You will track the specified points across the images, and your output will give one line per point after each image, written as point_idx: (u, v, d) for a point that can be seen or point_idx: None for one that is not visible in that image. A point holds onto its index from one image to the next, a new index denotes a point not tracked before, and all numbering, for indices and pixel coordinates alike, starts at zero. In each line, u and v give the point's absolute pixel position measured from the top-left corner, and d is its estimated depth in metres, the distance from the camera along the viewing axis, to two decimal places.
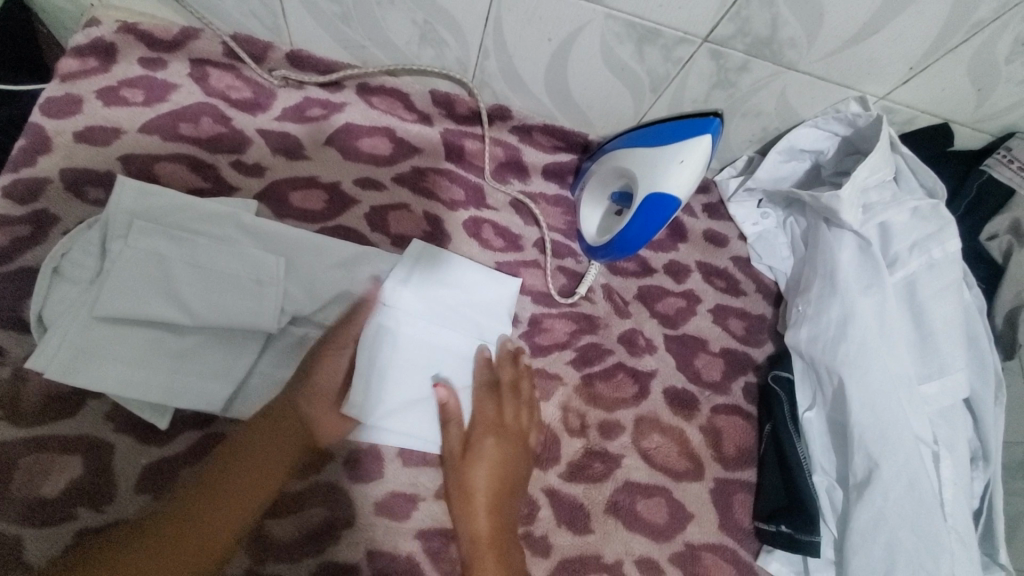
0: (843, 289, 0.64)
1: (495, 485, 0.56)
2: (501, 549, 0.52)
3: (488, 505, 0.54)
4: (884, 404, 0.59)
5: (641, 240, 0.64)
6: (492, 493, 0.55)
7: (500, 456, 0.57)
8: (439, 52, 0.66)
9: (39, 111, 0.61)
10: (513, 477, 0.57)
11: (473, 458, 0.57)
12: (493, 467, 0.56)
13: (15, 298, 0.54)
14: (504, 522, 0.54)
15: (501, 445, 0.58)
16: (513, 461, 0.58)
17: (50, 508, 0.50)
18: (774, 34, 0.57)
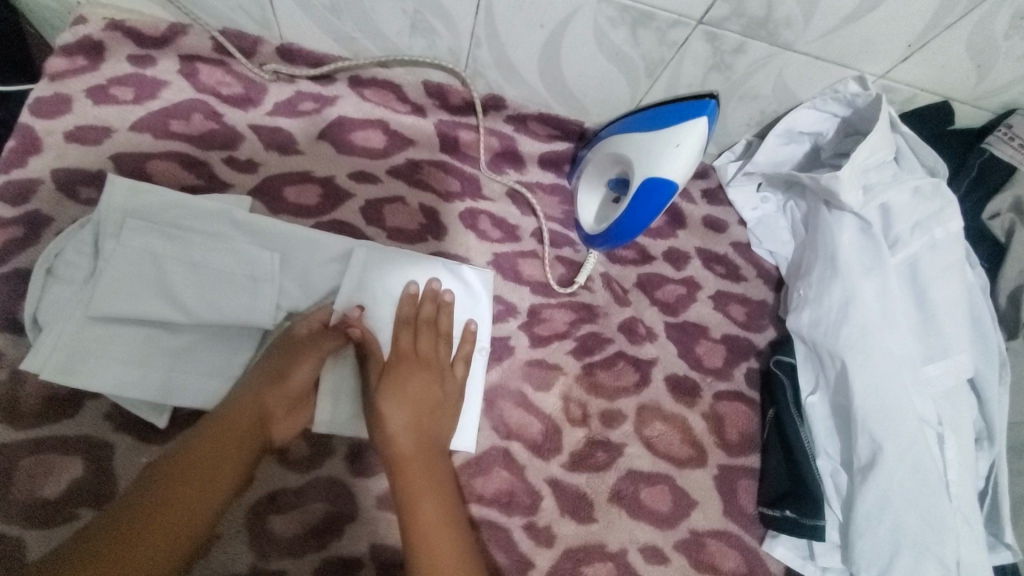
0: (844, 271, 0.63)
1: (418, 409, 0.55)
2: (430, 461, 0.53)
3: (408, 427, 0.53)
4: (888, 386, 0.59)
5: (643, 223, 0.63)
6: (413, 416, 0.54)
7: (420, 381, 0.56)
8: (431, 42, 0.65)
9: (29, 111, 0.61)
10: (434, 399, 0.56)
11: (391, 382, 0.55)
12: (413, 390, 0.55)
13: (11, 300, 0.54)
14: (430, 445, 0.54)
15: (421, 376, 0.57)
16: (431, 383, 0.57)
17: (50, 509, 0.49)
18: (770, 14, 0.56)
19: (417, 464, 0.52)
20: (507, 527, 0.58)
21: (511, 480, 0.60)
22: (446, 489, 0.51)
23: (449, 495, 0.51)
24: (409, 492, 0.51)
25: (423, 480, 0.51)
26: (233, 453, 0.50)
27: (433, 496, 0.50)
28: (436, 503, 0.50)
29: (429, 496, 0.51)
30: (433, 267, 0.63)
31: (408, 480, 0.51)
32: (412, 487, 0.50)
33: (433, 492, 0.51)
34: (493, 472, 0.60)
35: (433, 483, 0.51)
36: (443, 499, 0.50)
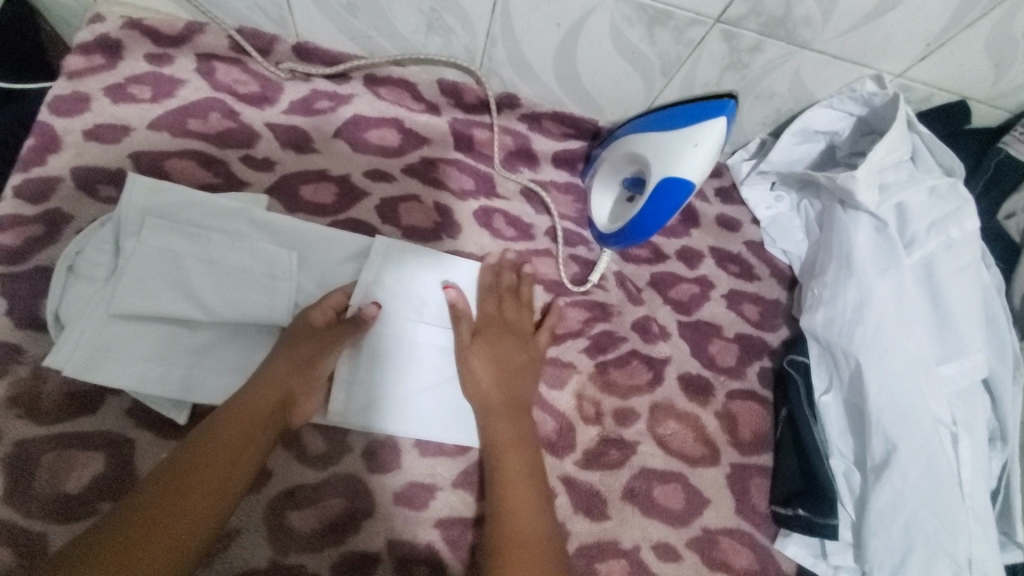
0: (860, 271, 0.63)
1: (511, 370, 0.60)
2: (513, 416, 0.57)
3: (497, 383, 0.59)
4: (903, 387, 0.59)
5: (658, 222, 0.63)
6: (500, 376, 0.59)
7: (509, 345, 0.61)
8: (446, 40, 0.65)
9: (48, 110, 0.61)
10: (522, 360, 0.61)
11: (480, 343, 0.60)
12: (502, 350, 0.61)
13: (33, 298, 0.55)
14: (516, 401, 0.58)
15: (507, 338, 0.62)
16: (519, 348, 0.62)
17: (74, 504, 0.50)
18: (788, 13, 0.55)
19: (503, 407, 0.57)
20: None
21: None
22: (527, 443, 0.56)
23: (529, 447, 0.56)
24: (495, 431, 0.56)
25: (508, 430, 0.56)
26: (252, 442, 0.51)
27: (516, 448, 0.55)
28: (516, 453, 0.55)
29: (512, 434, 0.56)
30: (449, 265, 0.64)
31: (494, 431, 0.56)
32: (499, 437, 0.56)
33: (516, 443, 0.56)
34: None
35: (515, 432, 0.56)
36: (523, 449, 0.56)
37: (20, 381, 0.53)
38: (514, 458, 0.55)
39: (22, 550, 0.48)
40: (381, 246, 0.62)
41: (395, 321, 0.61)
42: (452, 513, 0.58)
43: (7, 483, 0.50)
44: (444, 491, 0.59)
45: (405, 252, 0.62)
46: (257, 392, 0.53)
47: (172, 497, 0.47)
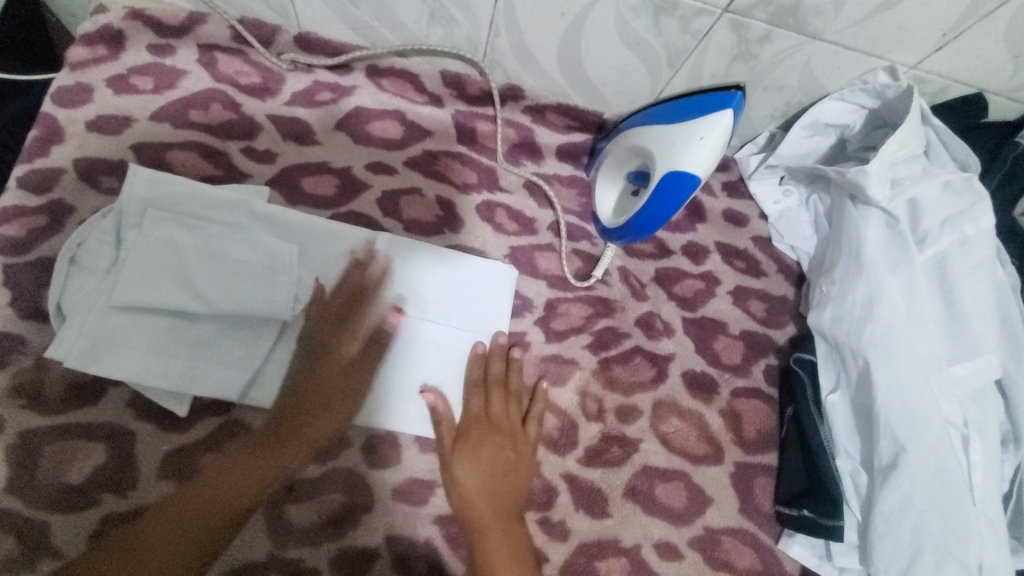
0: (870, 268, 0.62)
1: (509, 476, 0.58)
2: (508, 533, 0.55)
3: (486, 493, 0.56)
4: (912, 387, 0.58)
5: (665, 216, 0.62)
6: (489, 483, 0.57)
7: (492, 447, 0.59)
8: (449, 31, 0.64)
9: (51, 100, 0.61)
10: (508, 465, 0.58)
11: (464, 448, 0.58)
12: (485, 454, 0.58)
13: (37, 288, 0.55)
14: (509, 516, 0.56)
15: (490, 439, 0.59)
16: (504, 449, 0.59)
17: (76, 493, 0.51)
18: (799, 2, 0.54)
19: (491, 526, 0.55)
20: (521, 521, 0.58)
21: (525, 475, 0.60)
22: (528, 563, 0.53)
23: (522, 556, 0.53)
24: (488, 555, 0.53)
25: (502, 549, 0.53)
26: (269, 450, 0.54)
27: (519, 569, 0.52)
28: (511, 568, 0.52)
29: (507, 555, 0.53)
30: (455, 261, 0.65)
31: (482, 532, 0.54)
32: (494, 559, 0.52)
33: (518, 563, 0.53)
34: None
35: (510, 552, 0.53)
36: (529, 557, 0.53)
37: (23, 371, 0.53)
38: None
39: (25, 539, 0.49)
40: (383, 241, 0.63)
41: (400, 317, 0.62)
42: (451, 509, 0.58)
43: (10, 473, 0.50)
44: (443, 487, 0.58)
45: (410, 245, 0.64)
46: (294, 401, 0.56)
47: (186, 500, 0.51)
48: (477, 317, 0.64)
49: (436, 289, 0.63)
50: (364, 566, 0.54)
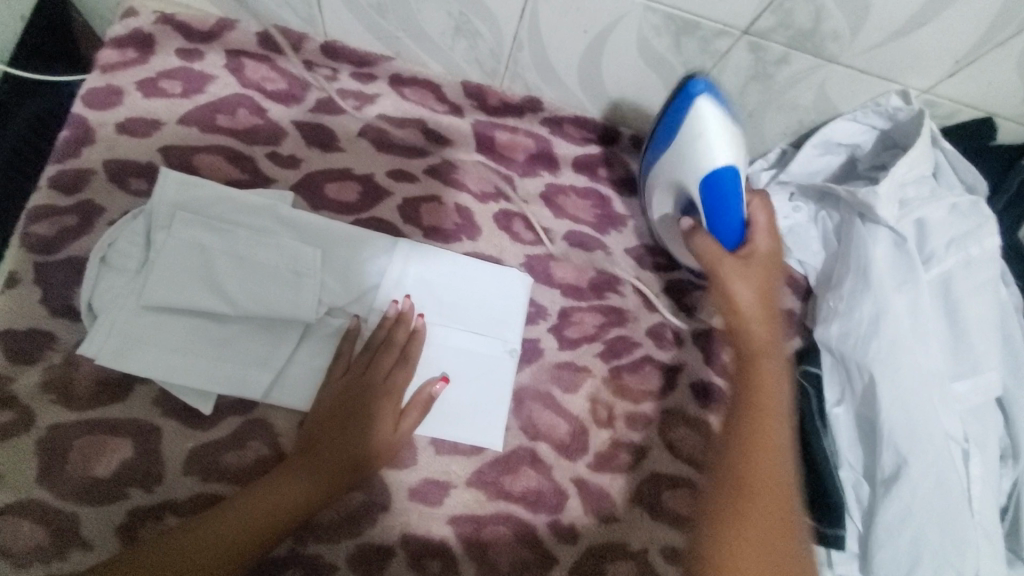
0: (877, 285, 0.64)
1: (769, 383, 0.57)
2: (757, 358, 0.58)
3: (762, 320, 0.59)
4: (916, 401, 0.60)
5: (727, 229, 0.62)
6: (762, 312, 0.59)
7: (762, 279, 0.60)
8: (473, 44, 0.66)
9: (82, 102, 0.62)
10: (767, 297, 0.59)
11: (735, 280, 0.60)
12: (757, 280, 0.60)
13: (67, 287, 0.56)
14: (768, 351, 0.58)
15: (745, 266, 0.61)
16: (765, 273, 0.61)
17: (104, 486, 0.52)
18: (817, 27, 0.56)
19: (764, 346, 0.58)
20: (532, 523, 0.60)
21: (538, 479, 0.62)
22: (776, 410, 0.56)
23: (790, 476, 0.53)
24: (767, 379, 0.57)
25: (768, 394, 0.56)
26: (296, 499, 0.53)
27: (769, 416, 0.56)
28: (770, 495, 0.51)
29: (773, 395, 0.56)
30: (468, 267, 0.67)
31: (765, 419, 0.55)
32: (761, 398, 0.56)
33: (769, 409, 0.56)
34: (520, 471, 0.62)
35: (767, 400, 0.56)
36: (740, 477, 0.53)
37: (53, 367, 0.54)
38: (771, 425, 0.55)
39: (55, 529, 0.51)
40: (400, 247, 0.64)
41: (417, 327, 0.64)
42: (465, 511, 0.59)
43: (41, 465, 0.52)
44: (458, 489, 0.60)
45: (425, 250, 0.65)
46: (321, 447, 0.56)
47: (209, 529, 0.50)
48: (489, 322, 0.66)
49: (449, 293, 0.65)
50: (381, 564, 0.56)
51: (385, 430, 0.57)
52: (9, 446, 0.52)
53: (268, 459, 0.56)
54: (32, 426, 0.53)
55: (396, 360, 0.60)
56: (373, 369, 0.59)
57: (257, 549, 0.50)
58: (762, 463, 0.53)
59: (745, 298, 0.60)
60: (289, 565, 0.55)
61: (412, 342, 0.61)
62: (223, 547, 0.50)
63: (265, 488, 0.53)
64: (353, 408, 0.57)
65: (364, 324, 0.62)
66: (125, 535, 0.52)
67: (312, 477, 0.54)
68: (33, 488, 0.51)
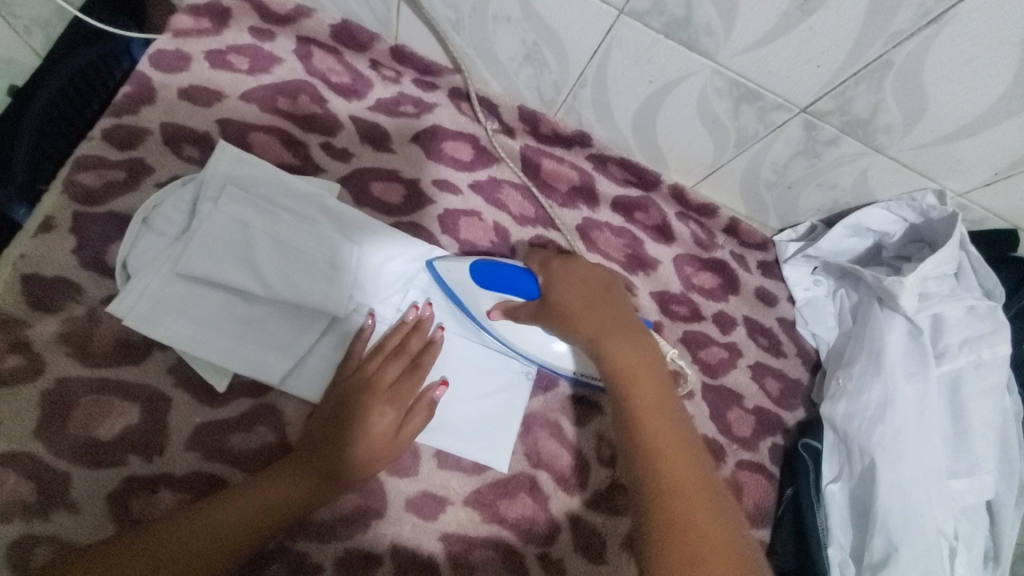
0: (888, 371, 0.65)
1: (646, 378, 0.51)
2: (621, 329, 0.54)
3: (583, 309, 0.55)
4: (910, 490, 0.61)
5: (516, 295, 0.60)
6: (586, 303, 0.55)
7: (579, 287, 0.56)
8: (539, 73, 0.67)
9: (148, 62, 0.63)
10: (597, 288, 0.56)
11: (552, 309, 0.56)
12: (574, 288, 0.56)
13: (102, 241, 0.56)
14: (608, 320, 0.54)
15: (570, 279, 0.57)
16: (587, 279, 0.57)
17: (100, 450, 0.51)
18: (872, 117, 0.59)
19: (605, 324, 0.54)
20: (522, 552, 0.59)
21: (533, 508, 0.61)
22: (651, 363, 0.52)
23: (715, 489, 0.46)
24: (620, 349, 0.52)
25: (633, 356, 0.52)
26: (285, 501, 0.52)
27: (643, 368, 0.51)
28: (700, 504, 0.44)
29: (633, 349, 0.52)
30: None
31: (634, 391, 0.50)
32: (627, 365, 0.51)
33: (647, 375, 0.51)
34: (517, 497, 0.61)
35: (641, 357, 0.52)
36: (663, 496, 0.45)
37: (74, 319, 0.53)
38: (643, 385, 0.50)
39: (45, 487, 0.49)
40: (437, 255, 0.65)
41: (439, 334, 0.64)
42: (458, 528, 0.58)
43: (42, 418, 0.50)
44: (453, 505, 0.59)
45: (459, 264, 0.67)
46: (319, 446, 0.54)
47: (196, 519, 0.49)
48: None
49: None
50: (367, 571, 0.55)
51: (385, 439, 0.56)
52: (13, 393, 0.50)
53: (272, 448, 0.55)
54: (40, 376, 0.51)
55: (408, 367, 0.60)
56: (383, 368, 0.59)
57: (248, 541, 0.50)
58: (681, 482, 0.45)
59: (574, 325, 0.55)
60: (273, 560, 0.54)
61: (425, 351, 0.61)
62: (205, 539, 0.49)
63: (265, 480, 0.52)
64: (356, 410, 0.56)
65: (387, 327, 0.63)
66: (116, 503, 0.50)
67: (307, 474, 0.53)
68: (28, 440, 0.50)
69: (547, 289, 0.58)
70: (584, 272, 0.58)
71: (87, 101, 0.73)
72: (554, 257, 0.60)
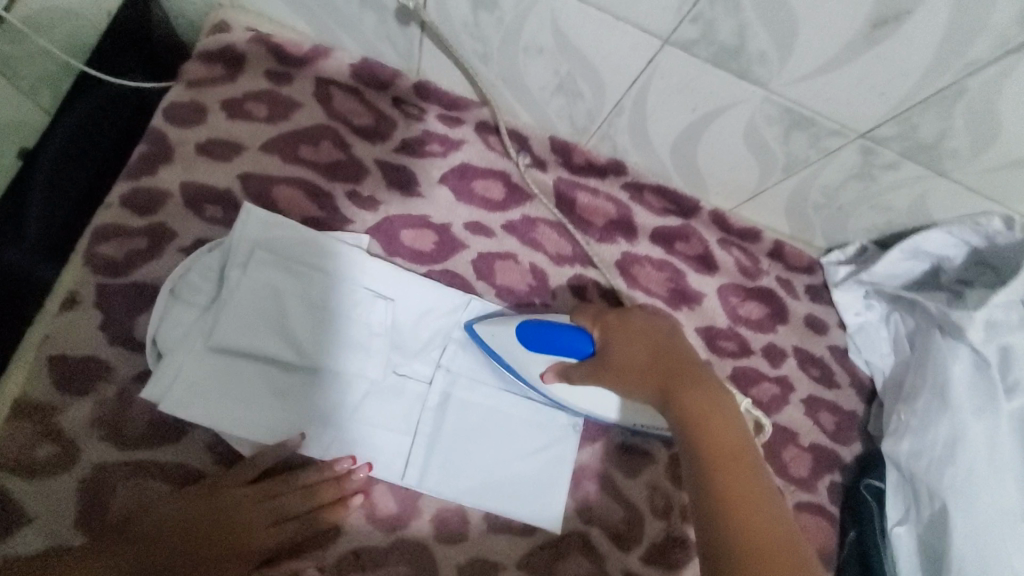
0: (955, 408, 0.62)
1: (719, 423, 0.47)
2: (688, 377, 0.50)
3: (644, 361, 0.52)
4: (987, 536, 0.58)
5: (568, 356, 0.56)
6: (647, 353, 0.52)
7: (639, 337, 0.54)
8: (573, 103, 0.63)
9: (163, 116, 0.59)
10: (659, 336, 0.54)
11: (610, 365, 0.53)
12: (634, 337, 0.54)
13: (128, 314, 0.53)
14: (670, 367, 0.51)
15: (629, 327, 0.54)
16: (647, 326, 0.55)
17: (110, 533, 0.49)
18: (938, 142, 0.55)
19: (667, 369, 0.51)
20: None
21: (588, 568, 0.58)
22: (723, 407, 0.49)
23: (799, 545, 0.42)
24: (685, 395, 0.49)
25: (700, 400, 0.49)
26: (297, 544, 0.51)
27: (714, 414, 0.48)
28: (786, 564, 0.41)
29: (699, 393, 0.49)
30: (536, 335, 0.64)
31: (706, 434, 0.47)
32: (694, 410, 0.48)
33: (716, 417, 0.48)
34: (570, 557, 0.58)
35: (710, 401, 0.49)
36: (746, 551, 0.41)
37: (106, 401, 0.51)
38: (716, 432, 0.47)
39: None
40: (474, 307, 0.62)
41: (480, 389, 0.61)
42: None
43: (80, 509, 0.49)
44: (506, 570, 0.56)
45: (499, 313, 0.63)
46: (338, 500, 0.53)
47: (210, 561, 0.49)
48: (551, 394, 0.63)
49: None
50: None
51: None
52: (46, 485, 0.48)
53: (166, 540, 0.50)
54: (75, 464, 0.49)
55: None
56: (318, 489, 0.52)
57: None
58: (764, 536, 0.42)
59: (633, 375, 0.52)
60: None
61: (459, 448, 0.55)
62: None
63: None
64: None
65: (427, 386, 0.60)
66: None
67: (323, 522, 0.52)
68: (68, 533, 0.48)
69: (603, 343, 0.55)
70: (638, 323, 0.55)
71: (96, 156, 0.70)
72: (606, 309, 0.57)
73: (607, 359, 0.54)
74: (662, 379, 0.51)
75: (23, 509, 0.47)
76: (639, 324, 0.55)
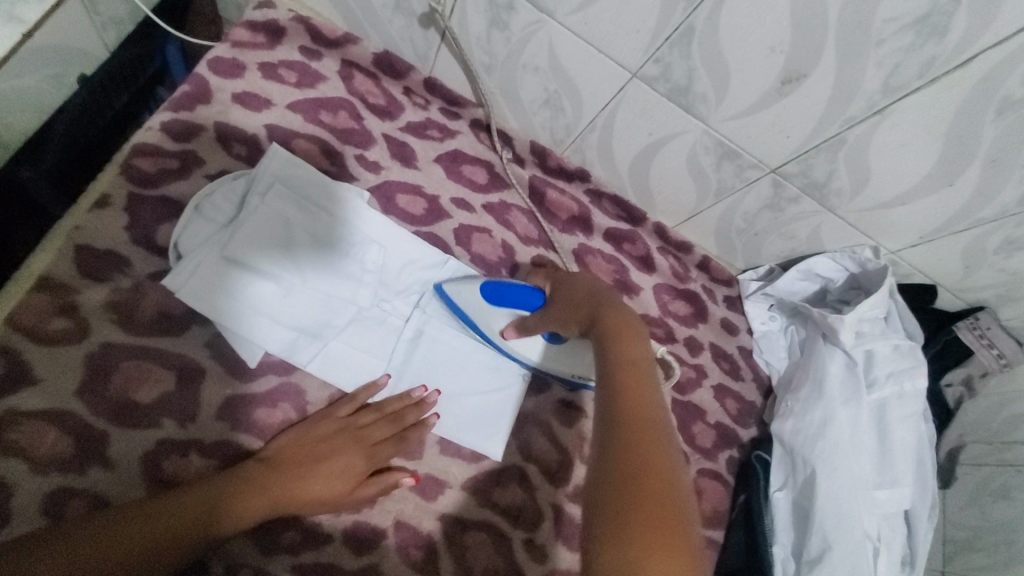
0: (828, 396, 0.76)
1: (631, 340, 0.56)
2: (615, 312, 0.61)
3: (582, 300, 0.63)
4: (843, 498, 0.72)
5: (522, 309, 0.69)
6: (587, 295, 0.64)
7: (583, 287, 0.66)
8: (554, 115, 0.77)
9: (207, 66, 0.69)
10: (601, 289, 0.65)
11: (557, 305, 0.65)
12: (580, 286, 0.66)
13: (154, 221, 0.61)
14: (606, 304, 0.62)
15: (578, 280, 0.67)
16: (593, 282, 0.67)
17: (109, 404, 0.54)
18: (827, 182, 0.71)
19: (598, 305, 0.62)
20: (510, 536, 0.64)
21: (522, 497, 0.66)
22: (639, 335, 0.58)
23: (666, 429, 0.47)
24: (612, 319, 0.59)
25: (620, 325, 0.58)
26: (302, 460, 0.57)
27: (630, 335, 0.57)
28: (649, 433, 0.46)
29: (622, 321, 0.59)
30: None
31: (616, 344, 0.56)
32: (613, 329, 0.58)
33: (630, 335, 0.57)
34: (508, 486, 0.66)
35: (627, 328, 0.58)
36: (620, 419, 0.47)
37: (122, 290, 0.58)
38: (622, 344, 0.56)
39: (81, 442, 0.52)
40: (452, 265, 0.73)
41: (447, 333, 0.71)
42: (456, 511, 0.63)
43: (84, 379, 0.54)
44: (452, 489, 0.64)
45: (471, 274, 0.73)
46: (323, 423, 0.60)
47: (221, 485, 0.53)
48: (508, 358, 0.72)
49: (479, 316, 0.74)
50: (372, 544, 0.59)
51: (387, 426, 0.62)
52: (58, 352, 0.54)
53: (215, 471, 0.56)
54: (86, 339, 0.55)
55: (410, 404, 0.64)
56: (403, 413, 0.63)
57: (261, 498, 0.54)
58: (639, 413, 0.48)
59: (572, 308, 0.63)
60: (289, 527, 0.57)
61: (411, 408, 0.64)
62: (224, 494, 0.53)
63: (191, 504, 0.51)
64: (354, 401, 0.62)
65: (403, 322, 0.69)
66: (148, 462, 0.54)
67: (320, 437, 0.59)
68: (70, 398, 0.53)
69: (555, 292, 0.67)
70: (586, 279, 0.67)
71: (113, 89, 0.76)
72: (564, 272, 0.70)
73: (555, 302, 0.66)
74: (594, 310, 0.61)
75: (31, 370, 0.53)
76: (586, 281, 0.67)
